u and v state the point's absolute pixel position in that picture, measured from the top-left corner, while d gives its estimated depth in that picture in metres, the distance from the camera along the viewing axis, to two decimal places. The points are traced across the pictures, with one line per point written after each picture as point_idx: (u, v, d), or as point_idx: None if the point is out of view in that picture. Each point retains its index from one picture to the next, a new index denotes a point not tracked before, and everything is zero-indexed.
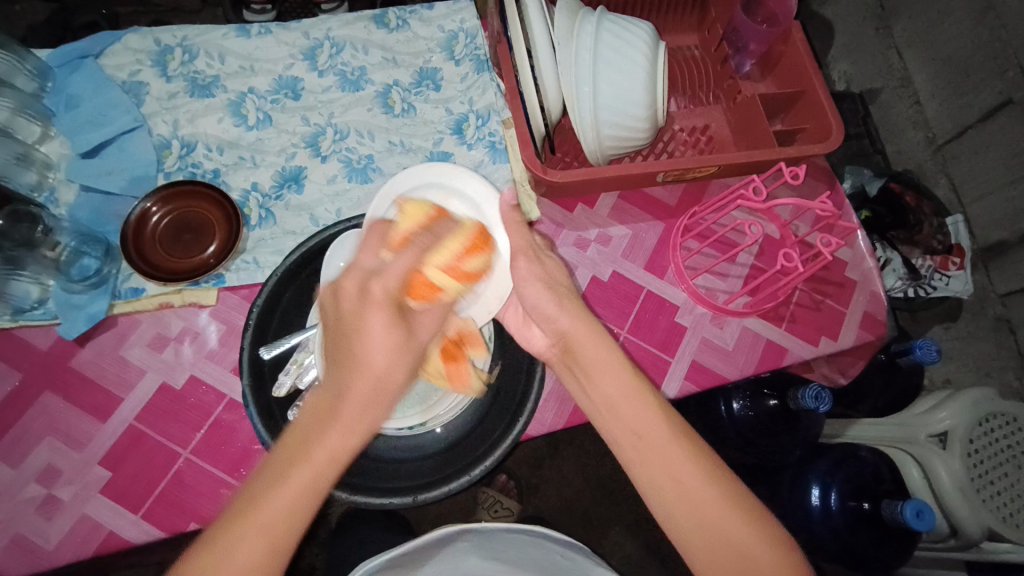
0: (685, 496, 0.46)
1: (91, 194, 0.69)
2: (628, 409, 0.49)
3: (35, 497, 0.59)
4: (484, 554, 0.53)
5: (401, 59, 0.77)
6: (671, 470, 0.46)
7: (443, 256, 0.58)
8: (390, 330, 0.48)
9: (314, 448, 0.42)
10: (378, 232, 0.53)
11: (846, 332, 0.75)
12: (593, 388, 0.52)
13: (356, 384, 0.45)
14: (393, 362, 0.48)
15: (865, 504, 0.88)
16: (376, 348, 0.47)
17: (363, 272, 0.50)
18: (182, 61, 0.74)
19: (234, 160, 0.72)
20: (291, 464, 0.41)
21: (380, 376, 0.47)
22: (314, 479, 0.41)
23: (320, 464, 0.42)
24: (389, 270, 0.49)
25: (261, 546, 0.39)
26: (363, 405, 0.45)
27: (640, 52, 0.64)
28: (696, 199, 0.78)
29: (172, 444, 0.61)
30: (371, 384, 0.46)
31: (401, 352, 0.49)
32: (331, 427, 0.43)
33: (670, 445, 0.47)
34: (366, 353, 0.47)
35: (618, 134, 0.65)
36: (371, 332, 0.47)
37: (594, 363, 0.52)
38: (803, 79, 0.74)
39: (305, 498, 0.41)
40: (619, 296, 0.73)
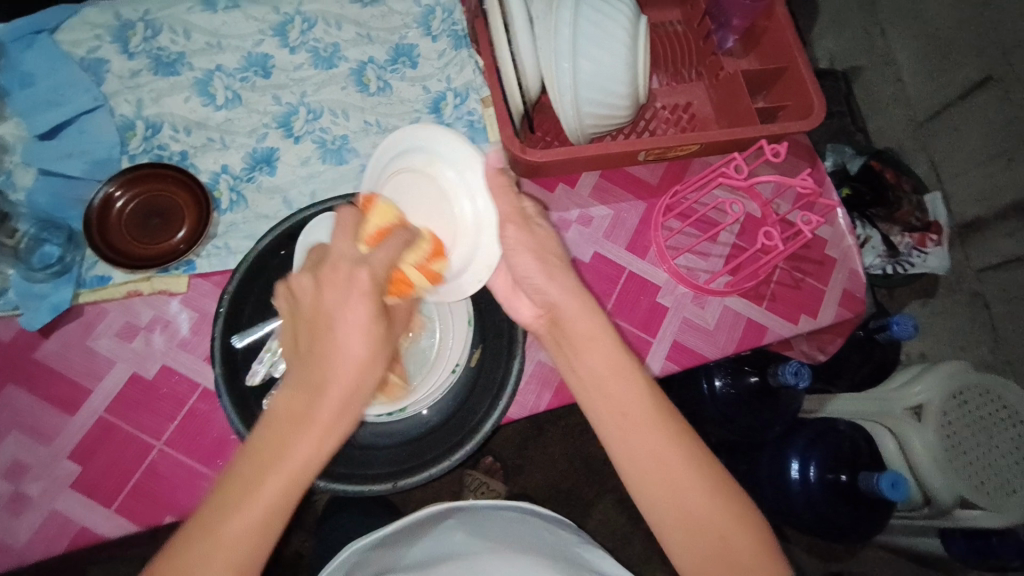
0: (664, 476, 0.46)
1: (49, 177, 0.65)
2: (614, 388, 0.49)
3: (3, 493, 0.57)
4: (469, 530, 0.53)
5: (375, 35, 0.74)
6: (653, 450, 0.46)
7: (418, 253, 0.57)
8: (372, 321, 0.45)
9: (284, 457, 0.40)
10: (353, 218, 0.50)
11: (825, 310, 0.75)
12: (580, 364, 0.50)
13: (332, 385, 0.42)
14: (371, 358, 0.44)
15: (842, 476, 0.90)
16: (354, 346, 0.43)
17: (338, 266, 0.46)
18: (145, 37, 0.70)
19: (202, 141, 0.69)
20: (259, 474, 0.39)
21: (356, 376, 0.43)
22: (293, 486, 0.40)
23: (293, 473, 0.40)
24: (371, 261, 0.47)
25: (234, 557, 0.38)
26: (339, 409, 0.42)
27: (621, 27, 0.62)
28: (677, 178, 0.77)
29: (145, 435, 0.60)
30: (347, 386, 0.43)
31: (380, 348, 0.46)
32: (305, 434, 0.41)
33: (650, 427, 0.47)
34: (340, 353, 0.43)
35: (599, 111, 0.64)
36: (346, 324, 0.44)
37: (582, 338, 0.51)
38: (786, 56, 0.73)
39: (273, 506, 0.39)
40: (601, 276, 0.73)
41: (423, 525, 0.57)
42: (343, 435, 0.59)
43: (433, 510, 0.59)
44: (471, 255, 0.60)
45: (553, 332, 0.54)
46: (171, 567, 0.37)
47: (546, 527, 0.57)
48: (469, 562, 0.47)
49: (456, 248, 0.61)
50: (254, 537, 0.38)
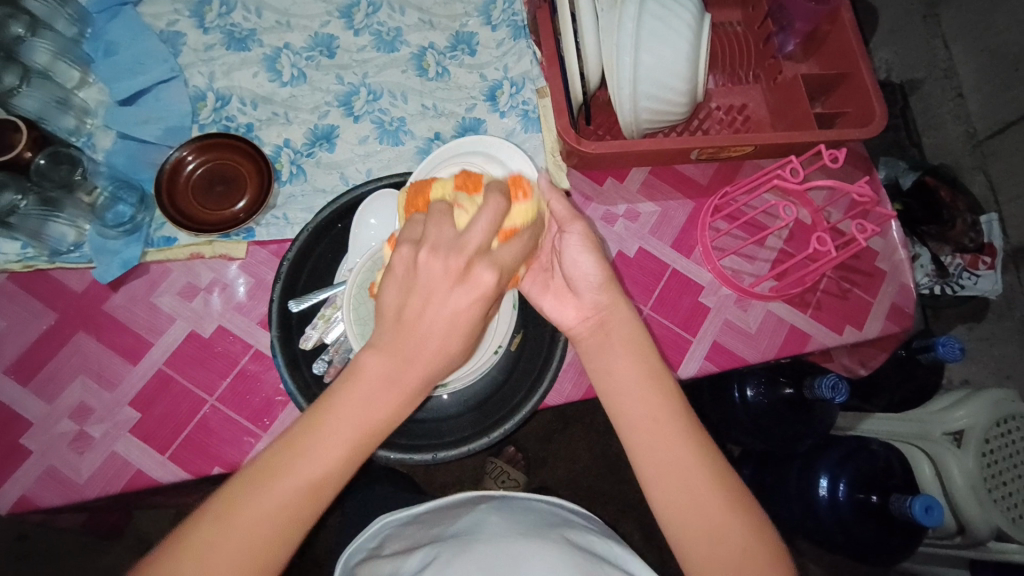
0: (689, 486, 0.46)
1: (128, 141, 0.69)
2: (645, 396, 0.48)
3: (68, 432, 0.60)
4: (504, 515, 0.53)
5: (437, 22, 0.76)
6: (679, 459, 0.46)
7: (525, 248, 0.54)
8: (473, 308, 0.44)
9: (367, 416, 0.42)
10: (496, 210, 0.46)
11: (871, 323, 0.74)
12: (612, 369, 0.50)
13: (413, 358, 0.43)
14: (460, 342, 0.45)
15: (873, 497, 0.88)
16: (438, 325, 0.43)
17: (439, 251, 0.44)
18: (220, 13, 0.73)
19: (267, 115, 0.72)
20: (339, 425, 0.41)
21: (439, 355, 0.44)
22: (363, 441, 0.42)
23: (367, 429, 0.42)
24: (497, 256, 0.46)
25: (303, 492, 0.40)
26: (417, 383, 0.43)
27: (684, 22, 0.61)
28: (728, 179, 0.76)
29: (199, 390, 0.63)
30: (429, 364, 0.43)
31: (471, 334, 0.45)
32: (386, 399, 0.42)
33: (676, 437, 0.47)
34: (435, 333, 0.43)
35: (655, 107, 0.64)
36: (454, 307, 0.43)
37: (622, 342, 0.51)
38: (850, 61, 0.72)
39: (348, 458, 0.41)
40: (643, 272, 0.73)
41: (458, 508, 0.57)
42: None
43: (474, 496, 0.59)
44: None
45: (591, 335, 0.53)
46: (240, 487, 0.40)
47: (575, 521, 0.57)
48: (502, 545, 0.47)
49: None
50: (317, 480, 0.40)
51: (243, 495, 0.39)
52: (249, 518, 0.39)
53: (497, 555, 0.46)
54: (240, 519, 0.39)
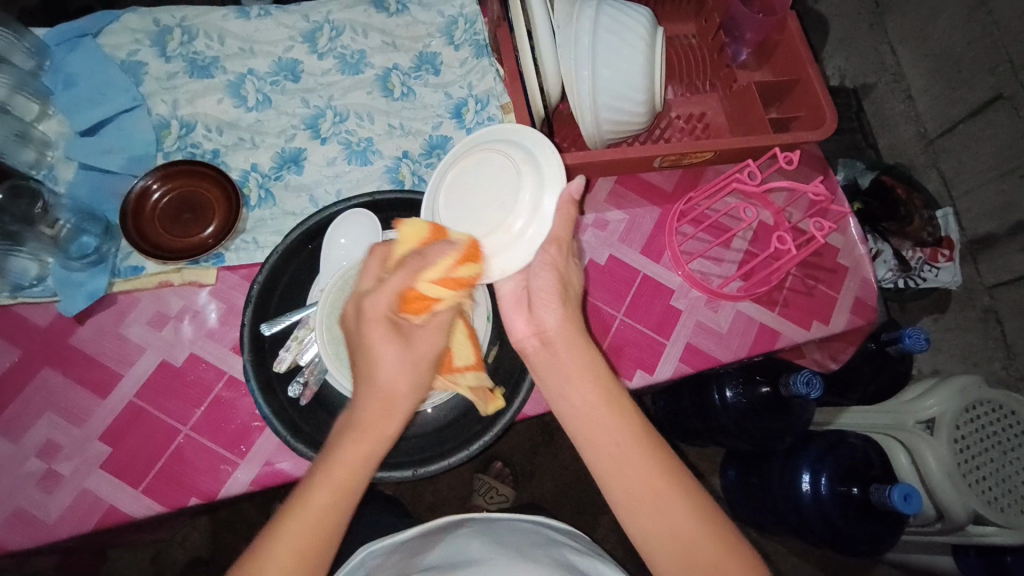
0: (657, 503, 0.47)
1: (90, 171, 0.69)
2: (603, 420, 0.50)
3: (36, 471, 0.58)
4: (486, 539, 0.53)
5: (400, 43, 0.78)
6: (644, 480, 0.48)
7: (439, 266, 0.52)
8: (401, 349, 0.49)
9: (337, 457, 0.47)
10: (376, 257, 0.52)
11: (837, 317, 0.76)
12: (571, 395, 0.52)
13: (363, 406, 0.48)
14: (402, 376, 0.49)
15: (853, 489, 0.90)
16: (378, 372, 0.48)
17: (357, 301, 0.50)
18: (181, 42, 0.74)
19: (234, 140, 0.72)
20: (317, 472, 0.47)
21: (387, 391, 0.49)
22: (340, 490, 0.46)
23: (339, 476, 0.46)
24: (377, 291, 0.49)
25: (306, 532, 0.45)
26: (371, 421, 0.48)
27: (638, 37, 0.64)
28: (692, 185, 0.79)
29: (172, 421, 0.62)
30: (378, 401, 0.48)
31: (409, 364, 0.49)
32: (350, 444, 0.47)
33: (639, 453, 0.49)
34: (375, 368, 0.48)
35: (617, 117, 0.66)
36: (372, 345, 0.48)
37: (574, 369, 0.52)
38: (798, 68, 0.76)
39: (333, 497, 0.46)
40: (616, 279, 0.74)
41: (441, 532, 0.57)
42: None
43: (455, 519, 0.59)
44: (493, 254, 0.59)
45: (537, 350, 0.55)
46: (254, 558, 0.45)
47: (561, 540, 0.56)
48: (487, 569, 0.46)
49: (491, 236, 0.60)
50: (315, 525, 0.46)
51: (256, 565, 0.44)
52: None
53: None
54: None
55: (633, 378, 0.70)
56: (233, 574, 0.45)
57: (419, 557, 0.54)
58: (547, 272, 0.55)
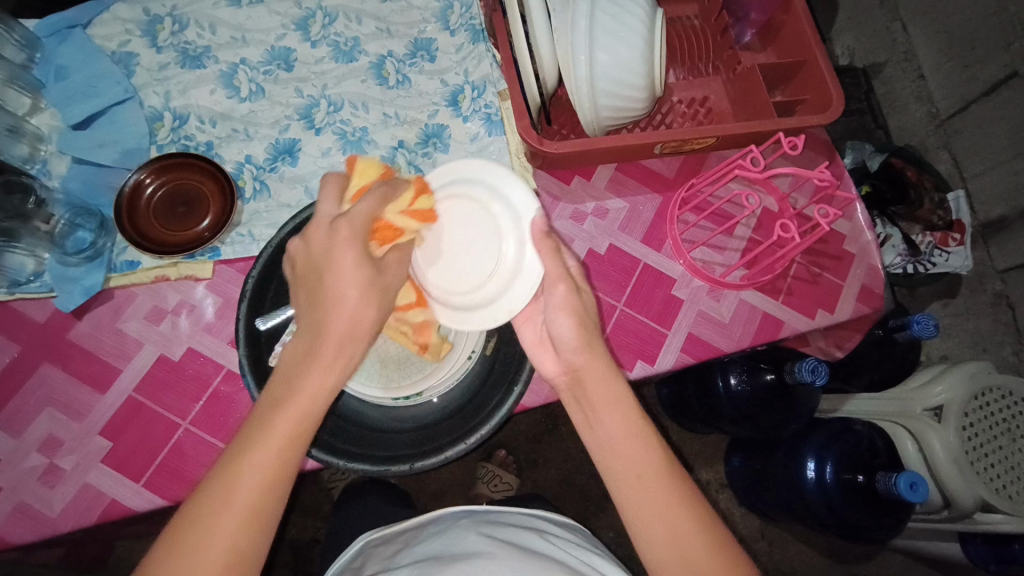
0: (674, 534, 0.46)
1: (84, 166, 0.68)
2: (631, 451, 0.49)
3: (37, 466, 0.58)
4: (484, 531, 0.52)
5: (395, 30, 0.78)
6: (664, 508, 0.47)
7: (400, 201, 0.56)
8: (361, 267, 0.48)
9: (300, 385, 0.45)
10: (335, 181, 0.53)
11: (843, 305, 0.75)
12: (598, 425, 0.50)
13: (328, 327, 0.46)
14: (367, 297, 0.48)
15: (859, 477, 0.89)
16: (346, 291, 0.47)
17: (323, 228, 0.50)
18: (173, 31, 0.73)
19: (227, 132, 0.71)
20: (275, 404, 0.44)
21: (355, 314, 0.47)
22: (304, 416, 0.44)
23: (301, 403, 0.44)
24: (352, 212, 0.49)
25: (263, 467, 0.42)
26: (337, 342, 0.46)
27: (636, 18, 0.62)
28: (694, 172, 0.77)
29: (171, 415, 0.61)
30: (345, 323, 0.47)
31: (375, 290, 0.49)
32: (315, 371, 0.45)
33: (661, 486, 0.48)
34: (338, 292, 0.47)
35: (615, 103, 0.64)
36: (339, 269, 0.48)
37: (602, 401, 0.51)
38: (804, 49, 0.74)
39: (293, 425, 0.44)
40: (616, 269, 0.73)
41: (439, 522, 0.57)
42: (359, 417, 0.60)
43: (455, 511, 0.59)
44: (499, 295, 0.59)
45: (572, 384, 0.54)
46: (209, 497, 0.41)
47: (555, 534, 0.56)
48: (484, 562, 0.46)
49: (488, 282, 0.59)
50: (274, 462, 0.42)
51: (214, 499, 0.41)
52: (231, 499, 0.41)
53: (479, 572, 0.44)
54: (215, 515, 0.41)
55: (633, 369, 0.69)
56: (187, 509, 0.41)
57: (418, 548, 0.53)
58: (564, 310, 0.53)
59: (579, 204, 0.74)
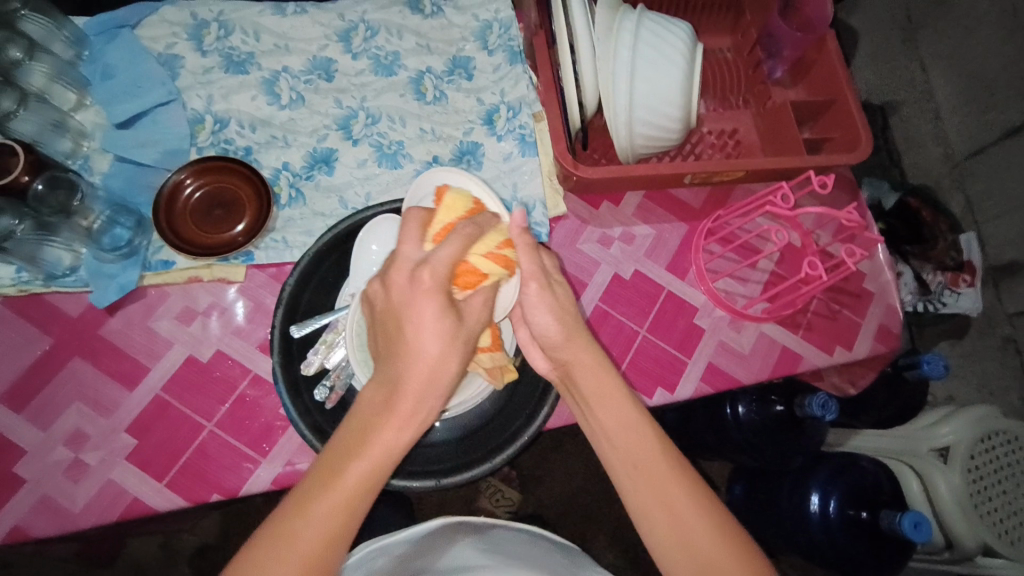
0: (675, 520, 0.47)
1: (125, 164, 0.69)
2: (627, 438, 0.50)
3: (62, 461, 0.59)
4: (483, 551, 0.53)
5: (435, 46, 0.79)
6: (664, 495, 0.48)
7: (486, 242, 0.52)
8: (443, 319, 0.45)
9: (372, 443, 0.43)
10: (416, 218, 0.49)
11: (860, 343, 0.76)
12: (593, 414, 0.52)
13: (407, 383, 0.45)
14: (446, 354, 0.45)
15: (863, 513, 0.90)
16: (427, 345, 0.44)
17: (401, 272, 0.46)
18: (218, 36, 0.74)
19: (266, 138, 0.72)
20: (348, 457, 0.43)
21: (435, 367, 0.45)
22: (377, 475, 0.43)
23: (373, 463, 0.43)
24: (434, 257, 0.45)
25: (329, 519, 0.41)
26: (413, 401, 0.45)
27: (677, 52, 0.63)
28: (720, 203, 0.78)
29: (197, 416, 0.62)
30: (422, 378, 0.45)
31: (456, 344, 0.46)
32: (390, 428, 0.44)
33: (662, 473, 0.49)
34: (417, 345, 0.45)
35: (650, 132, 0.65)
36: (420, 321, 0.45)
37: (594, 389, 0.52)
38: (834, 89, 0.75)
39: (366, 482, 0.43)
40: (641, 295, 0.74)
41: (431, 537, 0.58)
42: None
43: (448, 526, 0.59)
44: None
45: (562, 378, 0.55)
46: (277, 539, 0.41)
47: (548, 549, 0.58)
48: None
49: None
50: (339, 516, 0.42)
51: (283, 545, 0.40)
52: (295, 547, 0.40)
53: None
54: (278, 560, 0.40)
55: (652, 396, 0.70)
56: (254, 544, 0.41)
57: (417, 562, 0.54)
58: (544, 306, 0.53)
59: (606, 229, 0.76)
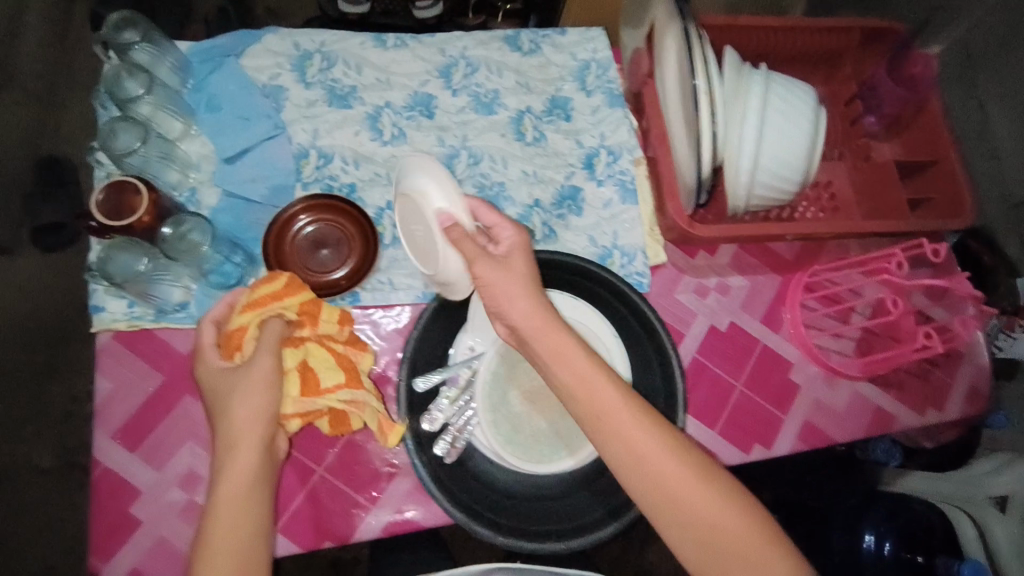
0: (647, 463, 0.48)
1: (233, 199, 0.68)
2: (589, 391, 0.50)
3: (177, 502, 0.60)
4: None
5: (534, 85, 0.78)
6: (635, 442, 0.48)
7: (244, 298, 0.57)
8: (243, 385, 0.53)
9: (220, 492, 0.50)
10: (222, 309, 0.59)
11: (953, 403, 0.75)
12: (552, 371, 0.51)
13: (232, 437, 0.52)
14: (239, 408, 0.52)
15: (919, 558, 0.90)
16: (230, 406, 0.52)
17: (204, 364, 0.56)
18: (321, 68, 0.74)
19: (370, 175, 0.72)
20: (212, 509, 0.50)
21: (246, 419, 0.52)
22: (241, 516, 0.50)
23: (234, 508, 0.50)
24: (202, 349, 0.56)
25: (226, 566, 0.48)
26: (243, 447, 0.51)
27: (801, 115, 0.63)
28: (814, 257, 0.78)
29: (308, 461, 0.63)
30: (244, 432, 0.51)
31: (252, 394, 0.52)
32: (231, 474, 0.51)
33: (628, 421, 0.49)
34: (232, 410, 0.52)
35: (764, 192, 0.64)
36: (222, 396, 0.53)
37: (547, 344, 0.51)
38: (938, 149, 0.75)
39: (235, 523, 0.49)
40: (736, 348, 0.73)
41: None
42: (495, 484, 0.60)
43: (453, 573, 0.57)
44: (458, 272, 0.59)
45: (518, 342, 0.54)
46: None
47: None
48: None
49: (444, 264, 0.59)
50: (237, 557, 0.49)
51: None
52: None
53: None
54: None
55: (750, 452, 0.70)
56: None
57: None
58: (495, 289, 0.53)
59: (700, 279, 0.75)
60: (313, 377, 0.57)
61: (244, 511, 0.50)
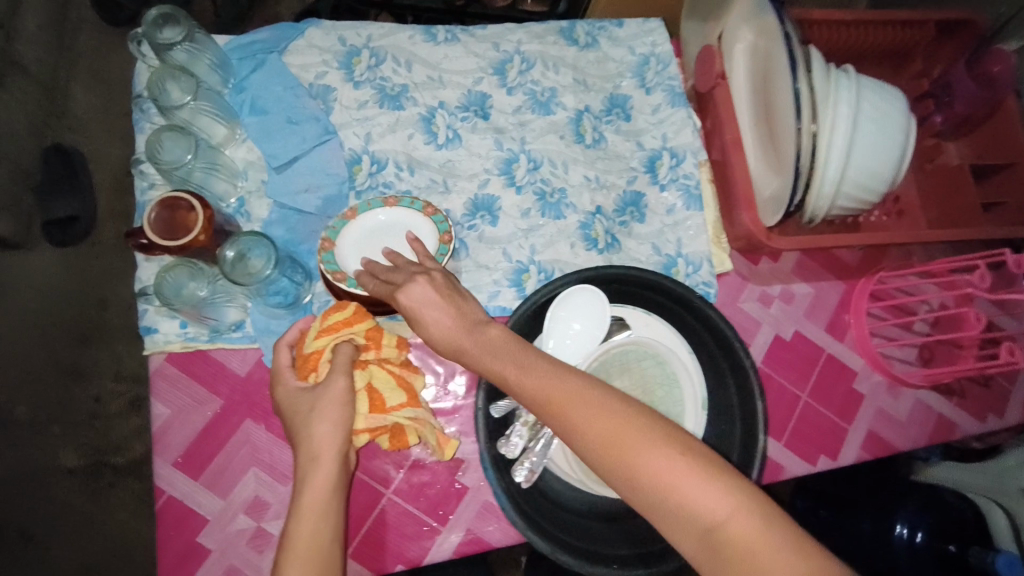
0: (608, 444, 0.42)
1: (284, 210, 0.65)
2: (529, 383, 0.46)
3: (245, 529, 0.58)
4: None
5: (591, 83, 0.74)
6: (588, 425, 0.42)
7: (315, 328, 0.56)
8: (316, 403, 0.51)
9: (298, 515, 0.47)
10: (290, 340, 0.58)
11: (1012, 410, 0.75)
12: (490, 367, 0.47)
13: (310, 457, 0.49)
14: (318, 429, 0.50)
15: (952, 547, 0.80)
16: (309, 428, 0.50)
17: (279, 391, 0.54)
18: (370, 65, 0.69)
19: (426, 182, 0.68)
20: (288, 531, 0.47)
21: (326, 438, 0.49)
22: (322, 539, 0.46)
23: (312, 532, 0.46)
24: (278, 380, 0.54)
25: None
26: (318, 465, 0.49)
27: (897, 123, 0.60)
28: (877, 263, 0.76)
29: (376, 483, 0.62)
30: (323, 450, 0.49)
31: (331, 413, 0.50)
32: (310, 495, 0.48)
33: (577, 404, 0.43)
34: (308, 432, 0.50)
35: (851, 202, 0.62)
36: (301, 418, 0.51)
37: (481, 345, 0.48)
38: (1015, 151, 0.71)
39: (314, 548, 0.46)
40: (801, 358, 0.72)
41: None
42: (564, 503, 0.59)
43: None
44: None
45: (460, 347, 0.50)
46: None
47: None
48: None
49: None
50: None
51: None
52: None
53: None
54: None
55: (816, 463, 0.69)
56: None
57: None
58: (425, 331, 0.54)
59: (763, 287, 0.73)
60: (379, 397, 0.54)
61: (321, 538, 0.46)
